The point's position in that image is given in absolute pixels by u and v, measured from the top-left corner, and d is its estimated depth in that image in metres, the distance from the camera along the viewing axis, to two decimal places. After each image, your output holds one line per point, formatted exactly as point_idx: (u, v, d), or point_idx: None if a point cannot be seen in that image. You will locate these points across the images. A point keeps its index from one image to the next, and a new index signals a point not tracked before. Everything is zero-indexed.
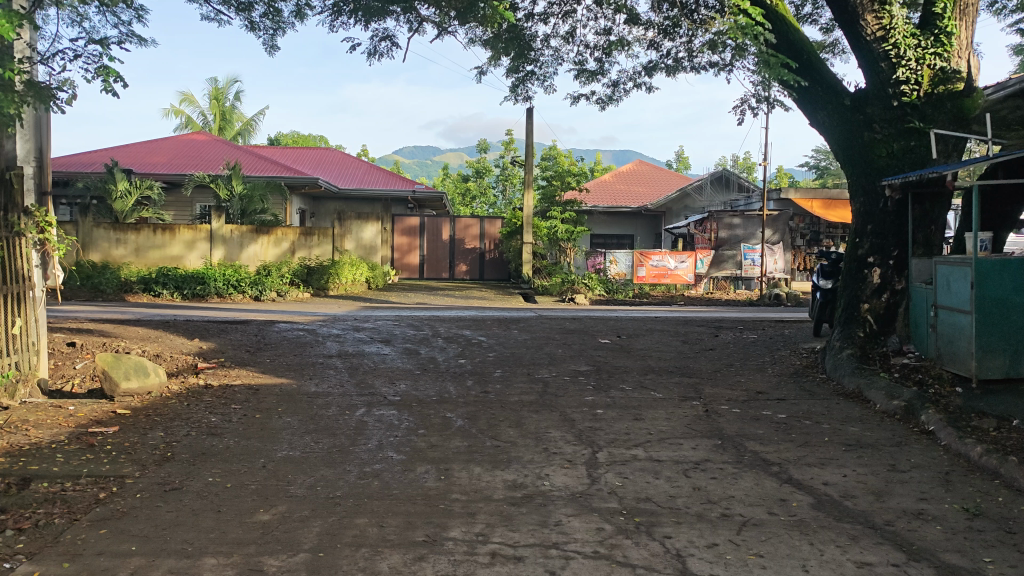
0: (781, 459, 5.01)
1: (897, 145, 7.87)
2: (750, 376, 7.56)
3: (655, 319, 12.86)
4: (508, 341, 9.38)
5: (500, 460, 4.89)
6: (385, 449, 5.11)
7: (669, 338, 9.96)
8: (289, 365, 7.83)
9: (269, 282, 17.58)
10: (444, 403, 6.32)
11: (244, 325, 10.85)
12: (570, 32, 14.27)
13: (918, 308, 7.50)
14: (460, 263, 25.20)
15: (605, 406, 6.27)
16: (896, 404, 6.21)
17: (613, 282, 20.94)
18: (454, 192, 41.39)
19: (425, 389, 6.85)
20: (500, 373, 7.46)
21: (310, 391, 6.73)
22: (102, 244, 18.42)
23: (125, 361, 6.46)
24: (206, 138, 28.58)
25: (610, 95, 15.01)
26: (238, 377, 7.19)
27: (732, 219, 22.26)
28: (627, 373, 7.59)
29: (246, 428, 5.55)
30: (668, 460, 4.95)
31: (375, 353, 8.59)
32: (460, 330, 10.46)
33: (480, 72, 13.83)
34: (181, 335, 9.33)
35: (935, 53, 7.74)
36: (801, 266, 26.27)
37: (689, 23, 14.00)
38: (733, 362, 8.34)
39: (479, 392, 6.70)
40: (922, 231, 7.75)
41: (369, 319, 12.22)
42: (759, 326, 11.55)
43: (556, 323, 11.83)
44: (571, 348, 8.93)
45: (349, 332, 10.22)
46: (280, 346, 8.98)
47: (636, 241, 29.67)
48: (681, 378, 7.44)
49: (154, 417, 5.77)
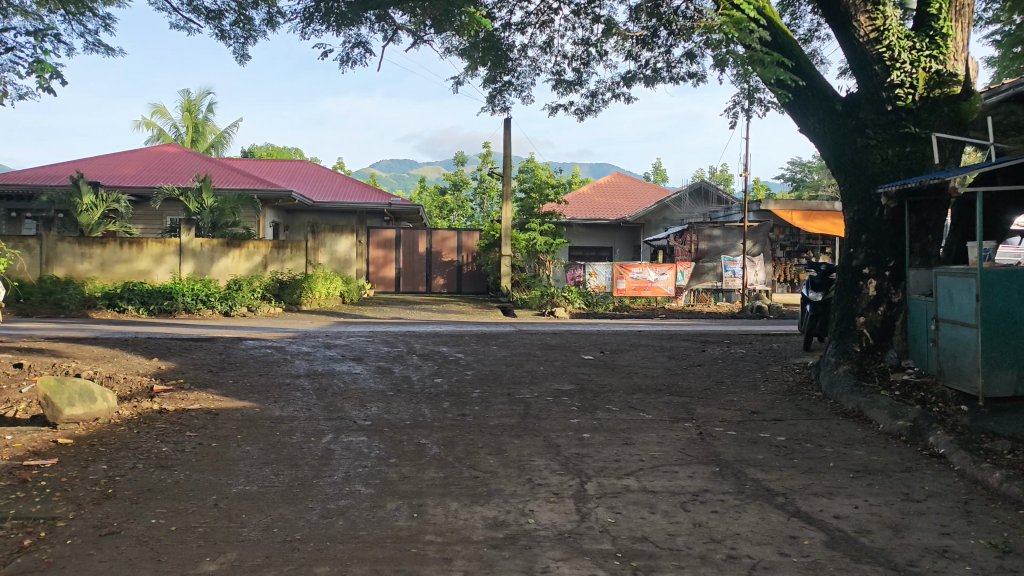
0: (786, 489, 4.60)
1: (892, 151, 7.50)
2: (743, 394, 7.15)
3: (637, 333, 12.47)
4: (487, 359, 8.93)
5: (479, 494, 4.43)
6: (352, 481, 4.64)
7: (653, 353, 9.55)
8: (254, 386, 7.33)
9: (239, 297, 16.98)
10: (419, 427, 5.86)
11: (210, 342, 10.30)
12: (547, 42, 13.92)
13: (916, 321, 7.13)
14: (437, 276, 24.71)
15: (592, 429, 5.83)
16: (900, 425, 5.81)
17: (593, 295, 20.62)
18: (431, 205, 40.93)
19: (398, 411, 6.38)
20: (479, 394, 6.99)
21: (275, 415, 6.24)
22: (66, 258, 17.78)
23: (70, 386, 5.97)
24: (177, 150, 27.97)
25: (589, 106, 14.69)
26: (197, 400, 6.69)
27: (712, 230, 21.93)
28: (614, 392, 7.16)
29: (199, 459, 5.06)
30: (664, 492, 4.51)
31: (346, 373, 8.10)
32: (437, 346, 10.01)
33: (456, 83, 13.42)
34: (141, 354, 8.82)
35: (930, 56, 7.43)
36: (782, 278, 26.10)
37: (668, 33, 13.74)
38: (722, 379, 7.93)
39: (456, 415, 6.24)
40: (919, 241, 7.38)
41: (342, 335, 11.70)
42: (746, 339, 11.17)
43: (537, 337, 11.39)
44: (553, 365, 8.49)
45: (320, 349, 9.72)
46: (245, 365, 8.45)
47: (615, 253, 29.41)
48: (671, 397, 7.01)
49: (99, 448, 5.26)
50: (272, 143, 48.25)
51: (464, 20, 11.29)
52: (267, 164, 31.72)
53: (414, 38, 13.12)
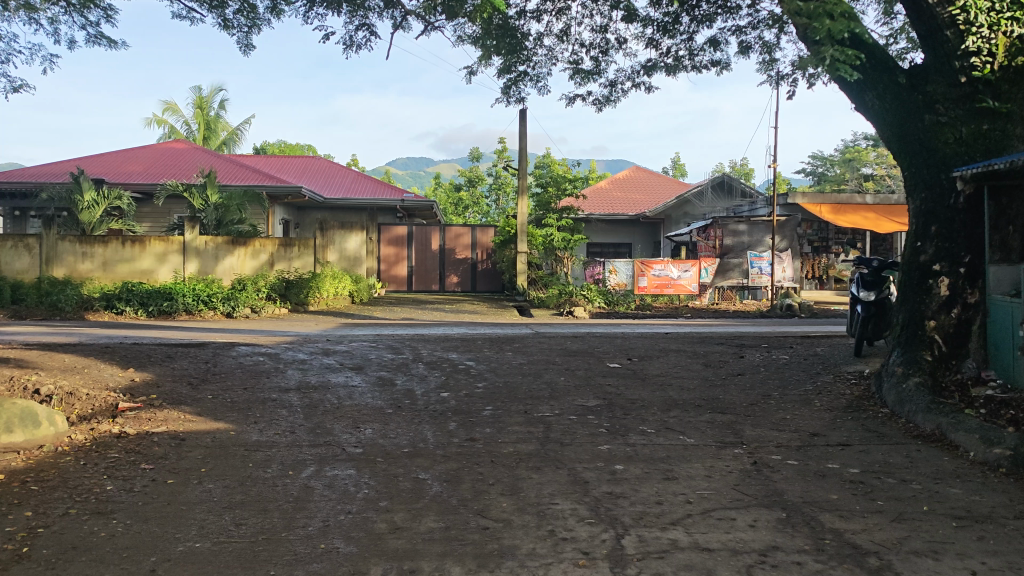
0: (877, 546, 3.63)
1: (966, 128, 6.55)
2: (797, 411, 6.16)
3: (663, 335, 11.54)
4: (500, 367, 7.99)
5: (488, 555, 3.48)
6: (330, 536, 3.70)
7: (685, 359, 8.58)
8: (235, 402, 6.42)
9: (242, 297, 16.08)
10: (419, 457, 4.92)
11: (198, 349, 9.39)
12: (564, 30, 12.99)
13: (1000, 325, 6.15)
14: (451, 275, 23.79)
15: (625, 459, 4.88)
16: (997, 454, 4.81)
17: (614, 292, 19.65)
18: (445, 201, 40.06)
19: (396, 435, 5.44)
20: (491, 413, 6.05)
21: (254, 439, 5.33)
22: (68, 257, 17.04)
23: (7, 408, 5.07)
24: (184, 146, 27.24)
25: (608, 97, 13.76)
26: (165, 421, 5.77)
27: (737, 225, 20.76)
28: (646, 410, 6.20)
29: (147, 503, 4.14)
30: (722, 550, 3.55)
31: (342, 385, 7.17)
32: (446, 352, 9.10)
33: (468, 73, 12.50)
34: (118, 363, 7.94)
35: (1012, 18, 6.30)
36: (810, 274, 25.01)
37: (691, 20, 12.75)
38: (769, 391, 6.94)
39: (463, 440, 5.30)
40: (1000, 233, 6.37)
41: (344, 340, 10.74)
42: (786, 343, 10.16)
43: (556, 341, 10.44)
44: (576, 375, 7.53)
45: (317, 357, 8.80)
46: (230, 376, 7.55)
47: (634, 249, 28.48)
48: (713, 416, 6.04)
49: (30, 486, 4.35)
50: (284, 140, 47.60)
51: (477, 3, 10.38)
52: (277, 160, 30.92)
53: (425, 25, 12.29)
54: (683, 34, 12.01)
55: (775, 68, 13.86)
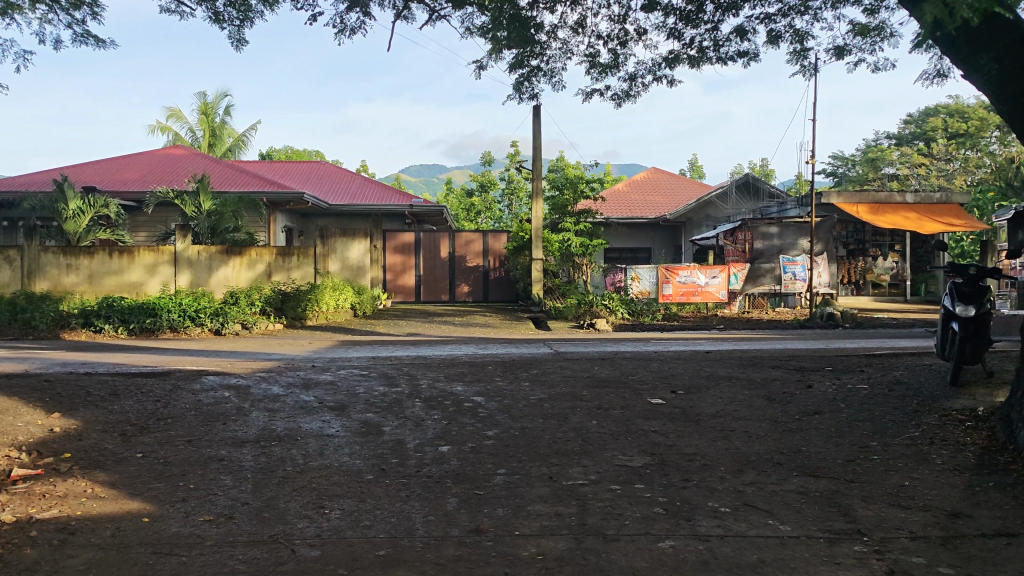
0: None
1: None
2: (918, 476, 4.56)
3: (703, 354, 9.92)
4: (515, 406, 6.43)
5: None
6: None
7: (742, 392, 6.97)
8: (168, 465, 4.87)
9: (232, 313, 14.50)
10: (397, 569, 3.36)
11: (154, 382, 7.79)
12: (582, 19, 11.44)
13: None
14: (461, 283, 22.25)
15: (697, 570, 3.32)
16: None
17: (636, 301, 17.92)
18: (456, 206, 38.54)
19: (374, 523, 3.90)
20: (504, 479, 4.52)
21: (171, 534, 3.79)
22: (51, 270, 15.63)
23: None
24: (183, 151, 25.89)
25: (627, 93, 12.24)
26: (61, 501, 4.22)
27: (768, 227, 19.10)
28: (711, 473, 4.64)
29: None
30: None
31: (316, 435, 5.62)
32: (449, 383, 7.52)
33: (475, 69, 10.98)
34: (44, 406, 6.39)
35: None
36: (845, 279, 23.15)
37: (715, 7, 11.23)
38: (865, 440, 5.35)
39: (465, 532, 3.75)
40: None
41: (333, 365, 9.16)
42: (854, 366, 8.52)
43: (580, 365, 8.83)
44: (610, 418, 5.94)
45: (294, 392, 7.22)
46: (179, 423, 5.99)
47: (655, 255, 26.84)
48: (808, 482, 4.46)
49: None
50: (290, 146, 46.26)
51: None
52: (280, 165, 29.48)
53: (429, 13, 10.80)
54: (709, 22, 10.41)
55: (805, 58, 12.39)
